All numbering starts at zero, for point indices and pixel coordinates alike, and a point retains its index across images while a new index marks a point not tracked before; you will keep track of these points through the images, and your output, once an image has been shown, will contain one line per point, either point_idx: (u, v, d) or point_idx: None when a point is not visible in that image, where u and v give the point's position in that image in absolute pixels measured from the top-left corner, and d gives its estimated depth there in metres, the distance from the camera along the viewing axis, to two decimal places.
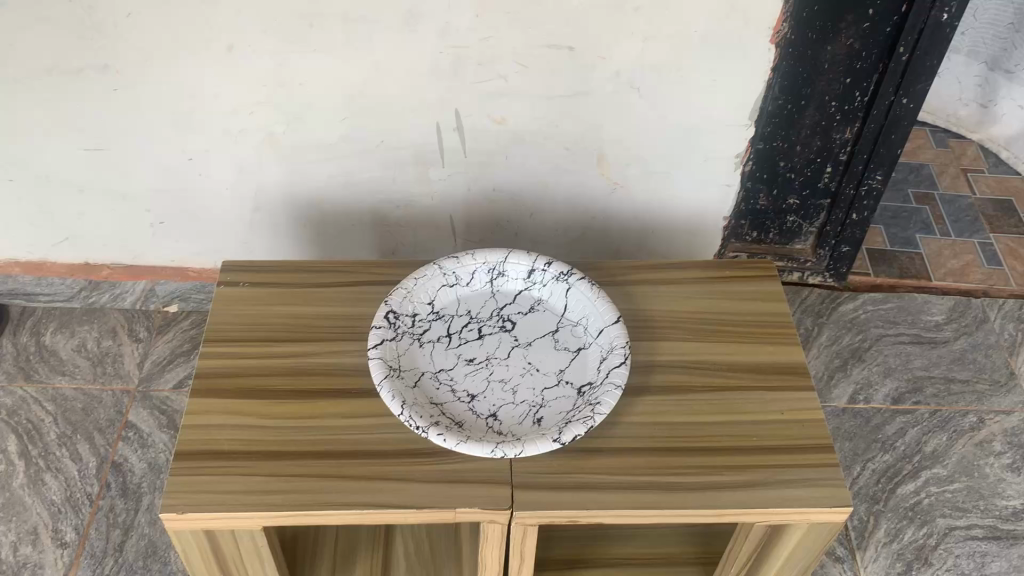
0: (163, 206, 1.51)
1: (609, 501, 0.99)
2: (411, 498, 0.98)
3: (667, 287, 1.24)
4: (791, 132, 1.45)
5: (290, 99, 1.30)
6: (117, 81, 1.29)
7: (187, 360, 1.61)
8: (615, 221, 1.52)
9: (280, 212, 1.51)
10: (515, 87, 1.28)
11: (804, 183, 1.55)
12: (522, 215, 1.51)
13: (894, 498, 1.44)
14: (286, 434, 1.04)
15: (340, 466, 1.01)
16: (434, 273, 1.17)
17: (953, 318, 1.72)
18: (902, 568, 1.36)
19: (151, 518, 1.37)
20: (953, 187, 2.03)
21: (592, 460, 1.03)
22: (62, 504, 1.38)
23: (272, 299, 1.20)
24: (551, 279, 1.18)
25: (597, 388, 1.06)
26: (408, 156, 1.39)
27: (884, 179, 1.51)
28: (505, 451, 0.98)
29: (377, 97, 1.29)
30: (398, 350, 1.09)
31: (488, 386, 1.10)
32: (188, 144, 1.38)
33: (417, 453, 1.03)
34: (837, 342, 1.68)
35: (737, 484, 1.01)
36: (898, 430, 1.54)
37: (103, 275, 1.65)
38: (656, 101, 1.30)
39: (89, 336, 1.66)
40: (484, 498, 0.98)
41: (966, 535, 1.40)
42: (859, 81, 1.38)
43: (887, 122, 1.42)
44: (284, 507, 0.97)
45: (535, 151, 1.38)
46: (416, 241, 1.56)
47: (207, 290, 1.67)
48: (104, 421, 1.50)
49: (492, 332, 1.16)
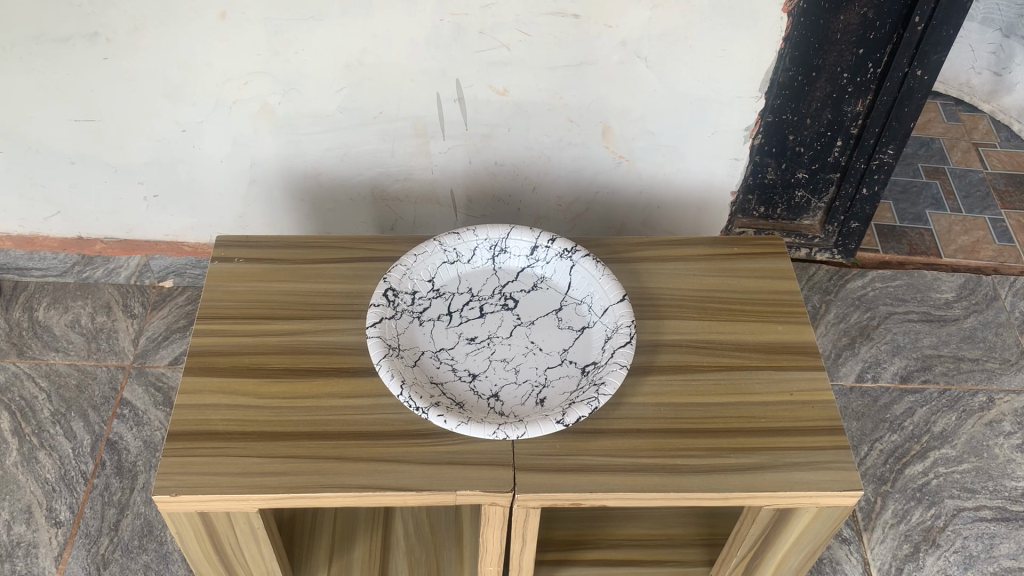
0: (157, 180, 1.47)
1: (614, 484, 0.96)
2: (410, 480, 0.96)
3: (674, 264, 1.21)
4: (801, 105, 1.42)
5: (285, 69, 1.26)
6: (108, 49, 1.24)
7: (183, 337, 1.58)
8: (619, 196, 1.48)
9: (276, 185, 1.47)
10: (518, 56, 1.24)
11: (813, 157, 1.51)
12: (524, 188, 1.47)
13: (901, 479, 1.42)
14: (282, 415, 1.01)
15: (338, 448, 0.98)
16: (434, 248, 1.13)
17: (963, 295, 1.69)
18: (909, 549, 1.34)
19: (146, 497, 1.35)
20: (965, 162, 1.99)
21: (595, 441, 1.00)
22: (57, 483, 1.36)
23: (267, 275, 1.17)
24: (554, 256, 1.14)
25: (602, 368, 1.03)
26: (406, 127, 1.35)
27: (896, 153, 1.49)
28: (507, 433, 0.96)
29: (375, 67, 1.25)
30: (397, 329, 1.06)
31: (490, 366, 1.07)
32: (181, 114, 1.34)
33: (417, 434, 1.00)
34: (845, 320, 1.65)
35: (744, 467, 0.98)
36: (907, 410, 1.51)
37: (96, 250, 1.62)
38: (663, 71, 1.26)
39: (83, 312, 1.62)
40: (485, 480, 0.96)
41: (974, 517, 1.37)
42: (872, 53, 1.35)
43: (901, 94, 1.39)
44: (280, 489, 0.94)
45: (538, 123, 1.35)
46: (417, 216, 1.53)
47: (202, 266, 1.64)
48: (98, 399, 1.48)
49: (493, 310, 1.13)
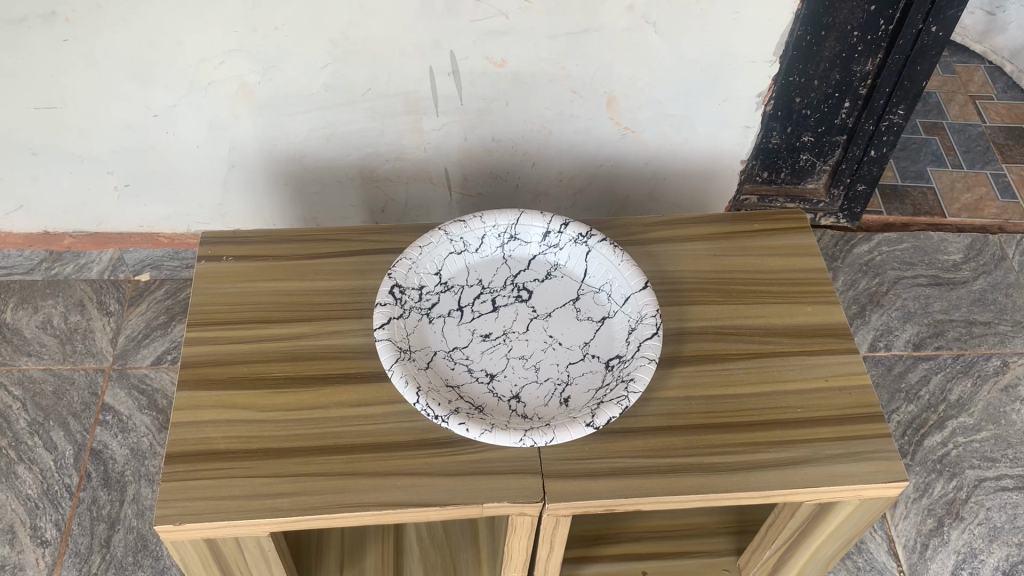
0: (128, 169, 1.37)
1: (649, 488, 0.91)
2: (433, 494, 0.89)
3: (692, 244, 1.14)
4: (808, 66, 1.35)
5: (263, 46, 1.16)
6: (69, 30, 1.13)
7: (166, 333, 1.47)
8: (623, 168, 1.41)
9: (258, 169, 1.37)
10: (517, 25, 1.15)
11: (820, 119, 1.45)
12: (522, 164, 1.39)
13: (921, 451, 1.38)
14: (289, 429, 0.94)
15: (352, 462, 0.91)
16: (440, 239, 1.05)
17: (971, 257, 1.65)
18: (933, 524, 1.31)
19: (138, 509, 1.26)
20: (963, 116, 1.94)
21: (627, 442, 0.94)
22: (40, 499, 1.27)
23: (259, 274, 1.08)
24: (568, 241, 1.07)
25: (629, 363, 0.96)
26: (398, 105, 1.26)
27: (906, 113, 1.43)
28: (535, 439, 0.89)
29: (363, 41, 1.16)
30: (406, 329, 0.99)
31: (508, 364, 1.00)
32: (152, 98, 1.24)
33: (436, 443, 0.93)
34: (854, 287, 1.60)
35: (784, 462, 0.93)
36: (921, 378, 1.47)
37: (65, 245, 1.52)
38: (672, 36, 1.17)
39: (55, 311, 1.50)
40: (513, 490, 0.90)
41: (996, 487, 1.34)
42: (885, 9, 1.28)
43: (914, 51, 1.33)
44: (293, 511, 0.87)
45: (538, 94, 1.26)
46: (408, 198, 1.45)
47: (182, 258, 1.54)
48: (78, 405, 1.37)
49: (507, 303, 1.06)
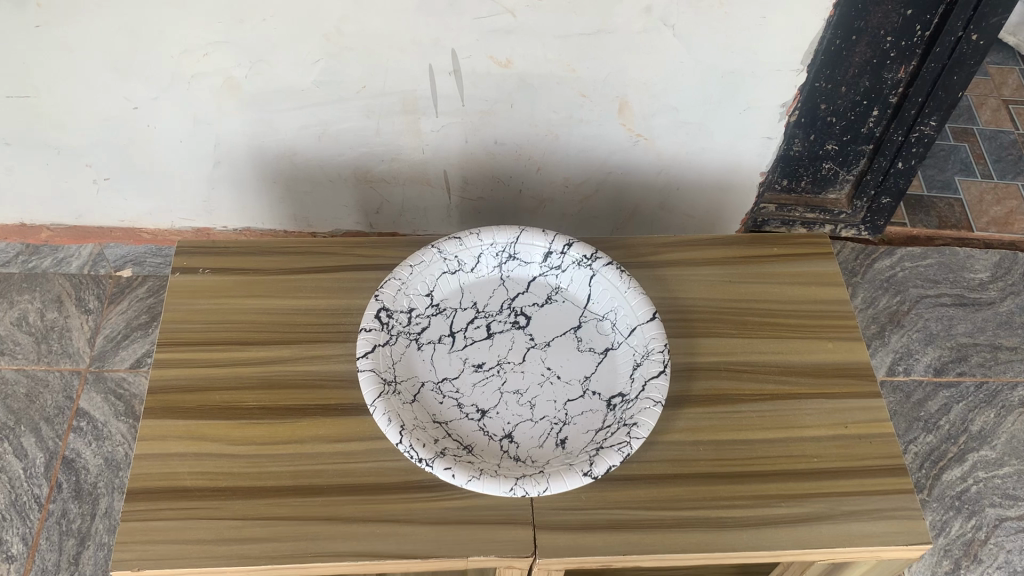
0: (108, 162, 1.29)
1: (650, 544, 0.83)
2: (414, 545, 0.82)
3: (706, 269, 1.06)
4: (836, 71, 1.25)
5: (250, 38, 1.07)
6: (41, 16, 1.05)
7: (146, 334, 1.40)
8: (634, 175, 1.32)
9: (244, 165, 1.29)
10: (525, 24, 1.05)
11: (846, 127, 1.35)
12: (527, 168, 1.31)
13: (939, 486, 1.31)
14: (263, 466, 0.86)
15: (328, 506, 0.84)
16: (433, 257, 0.97)
17: (999, 276, 1.56)
18: (949, 566, 1.23)
19: (109, 524, 1.20)
20: (995, 122, 1.84)
21: (627, 492, 0.87)
22: (7, 510, 1.21)
23: (238, 289, 1.01)
24: (571, 263, 0.99)
25: (632, 404, 0.88)
26: (395, 103, 1.18)
27: (939, 124, 1.34)
28: (527, 489, 0.81)
29: (357, 36, 1.07)
30: (392, 357, 0.91)
31: (501, 400, 0.92)
32: (132, 89, 1.16)
33: (420, 487, 0.86)
34: (873, 305, 1.52)
35: (798, 520, 0.85)
36: (942, 406, 1.39)
37: (43, 238, 1.45)
38: (692, 41, 1.08)
39: (31, 307, 1.43)
40: (502, 543, 0.83)
41: (1018, 527, 1.27)
42: (922, 14, 1.18)
43: (951, 60, 1.23)
44: (261, 560, 0.80)
45: (546, 97, 1.17)
46: (406, 200, 1.37)
47: (165, 254, 1.47)
48: (51, 409, 1.31)
49: (502, 329, 0.98)
